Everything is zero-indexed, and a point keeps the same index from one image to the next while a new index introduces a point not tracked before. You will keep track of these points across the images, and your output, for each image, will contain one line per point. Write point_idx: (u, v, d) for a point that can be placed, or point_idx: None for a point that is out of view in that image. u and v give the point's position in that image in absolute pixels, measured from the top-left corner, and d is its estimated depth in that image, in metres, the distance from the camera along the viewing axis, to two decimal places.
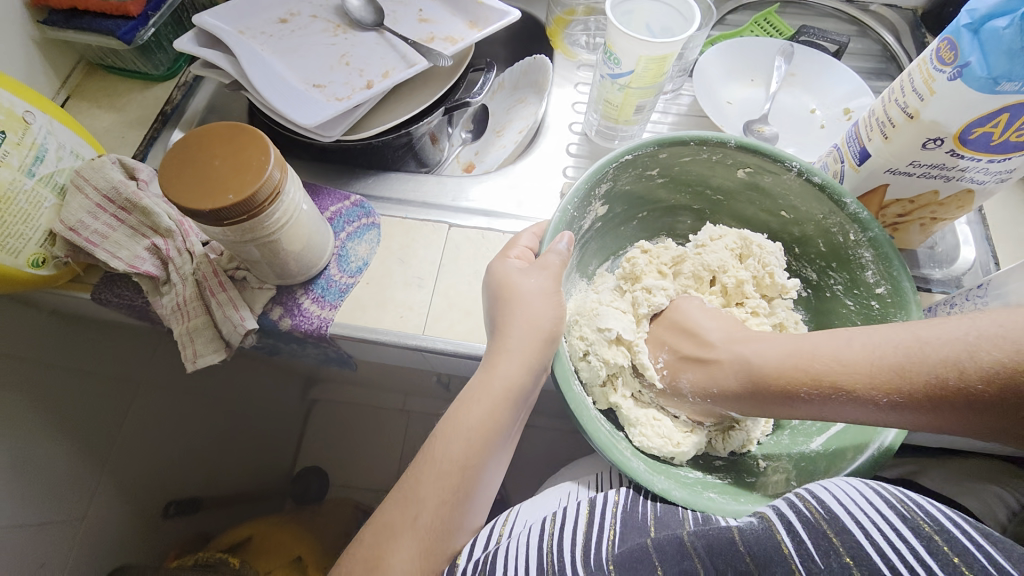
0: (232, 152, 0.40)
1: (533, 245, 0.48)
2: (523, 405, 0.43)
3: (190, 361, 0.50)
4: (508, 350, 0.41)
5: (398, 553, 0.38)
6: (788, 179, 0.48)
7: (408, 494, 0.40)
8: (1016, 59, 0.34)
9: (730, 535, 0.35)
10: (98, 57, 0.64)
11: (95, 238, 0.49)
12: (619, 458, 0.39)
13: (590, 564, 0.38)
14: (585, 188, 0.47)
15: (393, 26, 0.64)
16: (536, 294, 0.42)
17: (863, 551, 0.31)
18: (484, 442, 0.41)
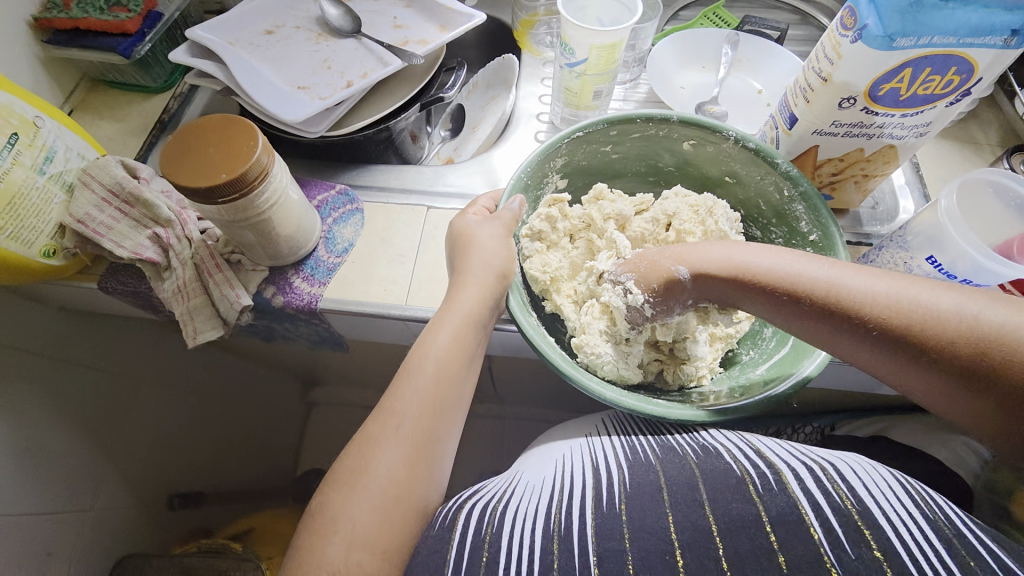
0: (225, 138, 0.45)
1: (491, 205, 0.54)
2: (484, 332, 0.48)
3: (190, 337, 0.55)
4: (468, 281, 0.47)
5: (382, 460, 0.41)
6: (729, 147, 0.53)
7: (386, 411, 0.43)
8: (907, 16, 0.39)
9: (753, 505, 0.39)
10: (100, 72, 0.70)
11: (102, 229, 0.54)
12: (573, 373, 0.43)
13: (601, 506, 0.42)
14: (538, 162, 0.53)
15: (370, 33, 0.69)
16: (490, 241, 0.49)
17: (892, 548, 0.35)
18: (454, 361, 0.45)
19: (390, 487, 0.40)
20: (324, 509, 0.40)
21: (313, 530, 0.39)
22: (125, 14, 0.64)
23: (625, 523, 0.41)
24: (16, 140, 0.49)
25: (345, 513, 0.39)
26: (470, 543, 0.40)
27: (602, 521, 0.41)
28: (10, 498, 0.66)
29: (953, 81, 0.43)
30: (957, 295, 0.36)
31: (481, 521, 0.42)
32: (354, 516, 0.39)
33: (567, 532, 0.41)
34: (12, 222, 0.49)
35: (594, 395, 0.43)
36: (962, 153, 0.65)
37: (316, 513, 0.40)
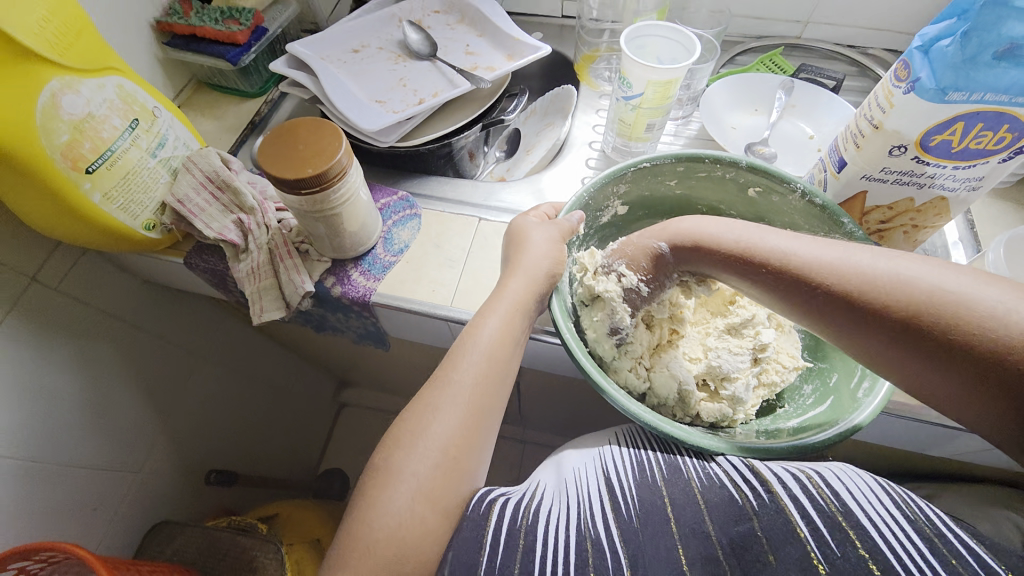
0: (314, 138, 0.51)
1: (551, 212, 0.57)
2: (531, 320, 0.51)
3: (256, 315, 0.61)
4: (517, 273, 0.50)
5: (439, 423, 0.44)
6: (794, 200, 0.55)
7: (442, 380, 0.47)
8: (959, 72, 0.40)
9: (749, 521, 0.42)
10: (207, 75, 0.79)
11: (196, 211, 0.60)
12: (600, 380, 0.45)
13: (621, 517, 0.45)
14: (603, 184, 0.56)
15: (444, 57, 0.76)
16: (541, 242, 0.52)
17: (876, 545, 0.39)
18: (503, 344, 0.48)
19: (448, 448, 0.44)
20: (390, 465, 0.43)
21: (375, 483, 0.43)
22: (237, 27, 0.73)
23: (642, 539, 0.43)
24: (136, 126, 0.57)
25: (408, 465, 0.43)
26: (505, 533, 0.43)
27: (625, 530, 0.44)
28: (74, 447, 0.73)
29: (1005, 138, 0.43)
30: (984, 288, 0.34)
31: (516, 515, 0.45)
32: (417, 471, 0.43)
33: (598, 538, 0.43)
34: (123, 195, 0.56)
35: (620, 409, 0.44)
36: (1021, 214, 0.64)
37: (379, 468, 0.44)
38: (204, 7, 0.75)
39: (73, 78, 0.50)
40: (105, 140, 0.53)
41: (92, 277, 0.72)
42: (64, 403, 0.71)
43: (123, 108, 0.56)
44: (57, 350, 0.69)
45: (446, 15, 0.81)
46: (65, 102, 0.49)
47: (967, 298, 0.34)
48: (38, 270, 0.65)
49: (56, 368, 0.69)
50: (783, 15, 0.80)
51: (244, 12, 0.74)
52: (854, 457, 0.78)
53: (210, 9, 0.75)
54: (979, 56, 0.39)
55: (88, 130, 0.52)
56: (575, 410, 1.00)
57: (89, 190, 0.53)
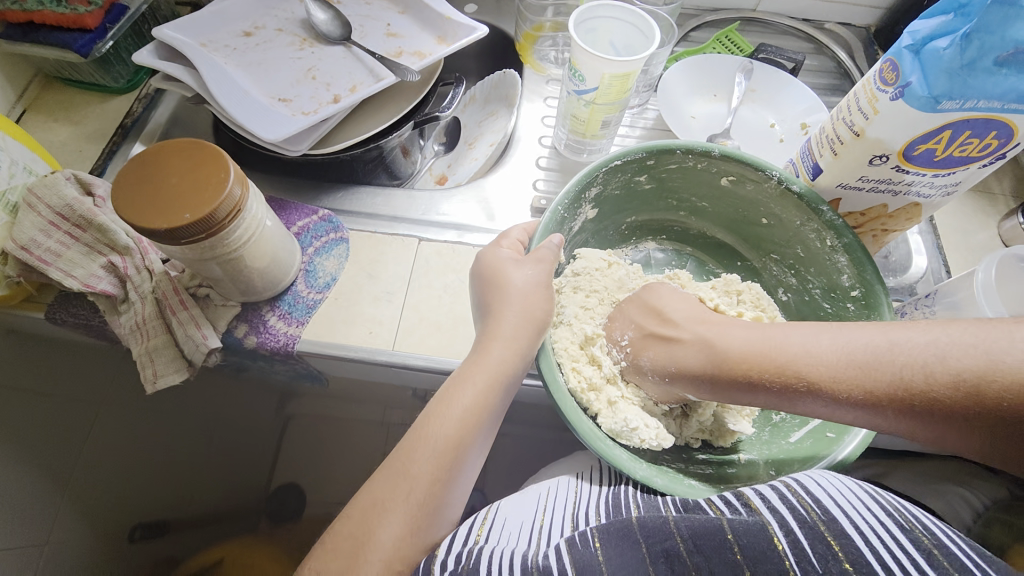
0: (191, 167, 0.39)
1: (524, 238, 0.49)
2: (513, 386, 0.44)
3: (149, 382, 0.49)
4: (500, 334, 0.42)
5: (387, 524, 0.37)
6: (769, 187, 0.50)
7: (402, 467, 0.40)
8: (956, 78, 0.35)
9: (722, 530, 0.34)
10: (55, 69, 0.62)
11: (48, 257, 0.47)
12: (601, 446, 0.39)
13: (576, 543, 0.37)
14: (576, 190, 0.49)
15: (361, 41, 0.64)
16: (524, 287, 0.44)
17: (861, 557, 0.31)
18: (475, 420, 0.41)
19: (393, 559, 0.37)
20: None
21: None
22: (85, 7, 0.57)
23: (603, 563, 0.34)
24: None
25: None
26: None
27: (575, 551, 0.36)
28: None
29: (991, 145, 0.40)
30: (918, 333, 0.34)
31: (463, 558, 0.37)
32: None
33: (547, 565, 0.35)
34: None
35: (580, 438, 0.39)
36: (976, 201, 0.63)
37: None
38: None
39: None
40: None
41: None
42: None
43: None
44: None
45: None
46: None
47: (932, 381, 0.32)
48: None
49: None
50: None
51: None
52: None
53: None
54: (979, 61, 0.34)
55: None
56: None
57: None
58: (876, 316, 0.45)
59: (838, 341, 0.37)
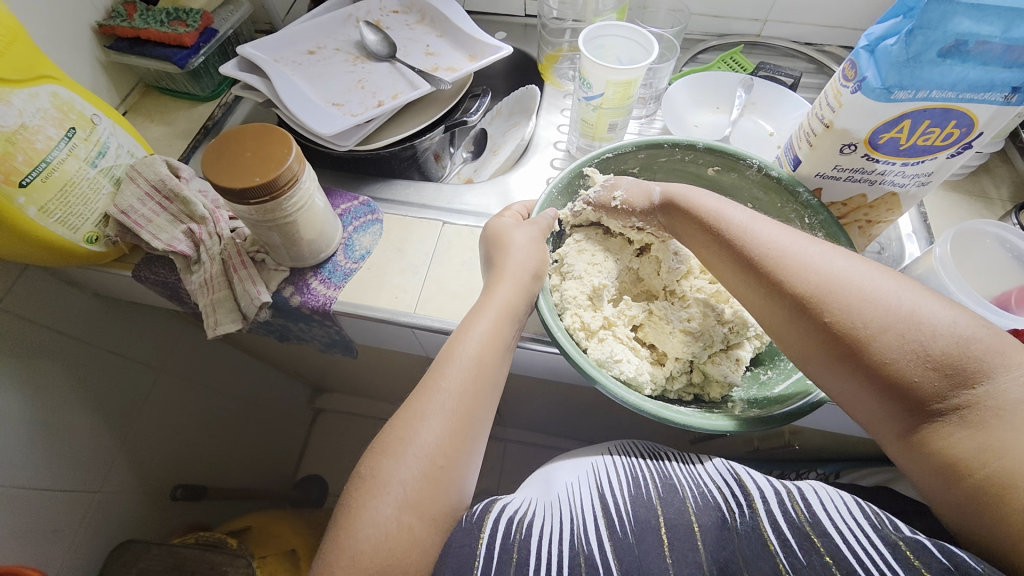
0: (262, 144, 0.49)
1: (524, 212, 0.58)
2: (520, 323, 0.50)
3: (211, 327, 0.59)
4: (506, 276, 0.49)
5: (427, 429, 0.42)
6: (752, 175, 0.56)
7: (430, 385, 0.45)
8: (904, 71, 0.41)
9: (762, 546, 0.41)
10: (155, 79, 0.76)
11: (141, 221, 0.58)
12: (602, 381, 0.45)
13: (615, 532, 0.44)
14: (568, 178, 0.56)
15: (403, 58, 0.75)
16: (525, 242, 0.51)
17: (840, 552, 0.38)
18: (493, 345, 0.47)
19: (436, 456, 0.42)
20: (373, 474, 0.41)
21: (356, 498, 0.41)
22: (184, 28, 0.70)
23: (636, 555, 0.42)
24: (73, 135, 0.54)
25: (393, 477, 0.41)
26: (498, 548, 0.42)
27: (618, 549, 0.43)
28: (26, 470, 0.69)
29: (953, 134, 0.44)
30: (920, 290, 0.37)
31: (510, 528, 0.45)
32: (403, 480, 0.41)
33: (592, 556, 0.42)
34: (62, 208, 0.53)
35: (577, 370, 0.45)
36: (972, 205, 0.66)
37: (363, 475, 0.42)
38: (149, 9, 0.72)
39: (4, 89, 0.47)
40: (41, 151, 0.50)
41: (38, 294, 0.69)
42: (13, 426, 0.67)
43: (59, 118, 0.52)
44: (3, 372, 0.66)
45: (405, 15, 0.79)
46: None
47: (904, 310, 0.36)
48: None
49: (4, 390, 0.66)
50: (742, 13, 0.81)
51: (191, 13, 0.72)
52: (821, 445, 0.80)
53: (156, 10, 0.71)
54: (923, 54, 0.39)
55: (20, 141, 0.48)
56: (554, 410, 1.00)
57: (24, 204, 0.49)
58: None
59: (845, 266, 0.40)
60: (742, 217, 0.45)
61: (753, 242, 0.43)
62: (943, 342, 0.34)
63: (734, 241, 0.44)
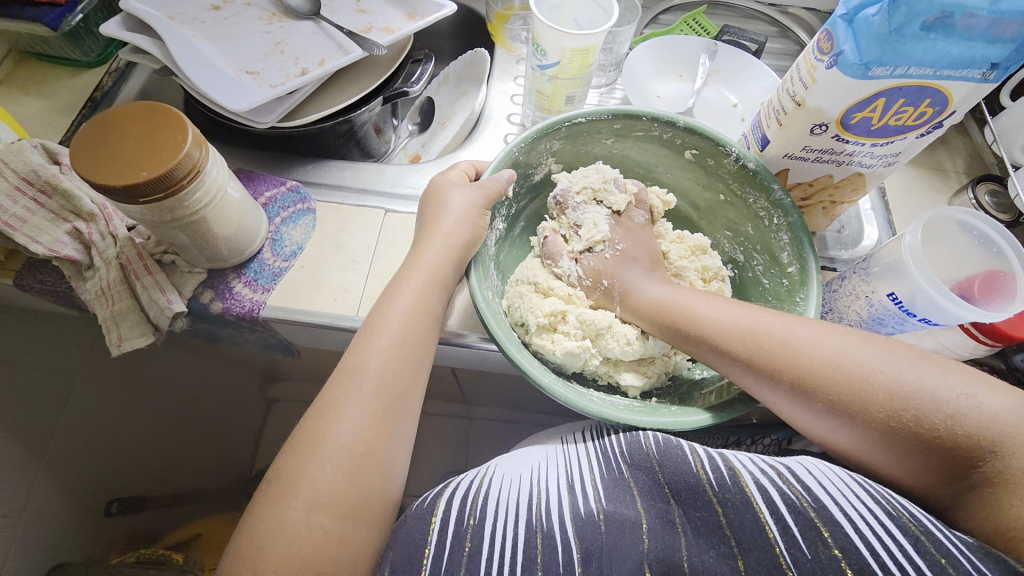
0: (148, 129, 0.40)
1: (471, 171, 0.53)
2: (449, 292, 0.47)
3: (113, 344, 0.50)
4: (433, 235, 0.47)
5: (346, 418, 0.40)
6: (729, 165, 0.52)
7: (350, 365, 0.42)
8: (884, 45, 0.37)
9: (713, 508, 0.37)
10: (28, 45, 0.63)
11: (15, 222, 0.47)
12: (522, 362, 0.42)
13: (580, 511, 0.40)
14: (533, 138, 0.51)
15: (330, 16, 0.64)
16: (462, 204, 0.48)
17: (850, 544, 0.33)
18: (420, 316, 0.44)
19: (355, 444, 0.39)
20: (284, 474, 0.38)
21: (267, 495, 0.38)
22: None
23: (603, 531, 0.38)
24: None
25: (307, 474, 0.38)
26: (452, 534, 0.39)
27: (581, 523, 0.39)
28: None
29: (926, 113, 0.42)
30: (914, 363, 0.37)
31: (463, 510, 0.41)
32: (316, 477, 0.37)
33: (550, 533, 0.39)
34: None
35: (521, 374, 0.42)
36: (928, 179, 0.66)
37: (272, 480, 0.39)
38: None
39: None
40: None
41: None
42: None
43: None
44: None
45: None
46: None
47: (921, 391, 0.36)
48: None
49: None
50: None
51: None
52: None
53: None
54: (906, 27, 0.36)
55: None
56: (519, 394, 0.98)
57: None
58: (805, 287, 0.47)
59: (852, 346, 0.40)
60: (705, 307, 0.45)
61: (755, 344, 0.42)
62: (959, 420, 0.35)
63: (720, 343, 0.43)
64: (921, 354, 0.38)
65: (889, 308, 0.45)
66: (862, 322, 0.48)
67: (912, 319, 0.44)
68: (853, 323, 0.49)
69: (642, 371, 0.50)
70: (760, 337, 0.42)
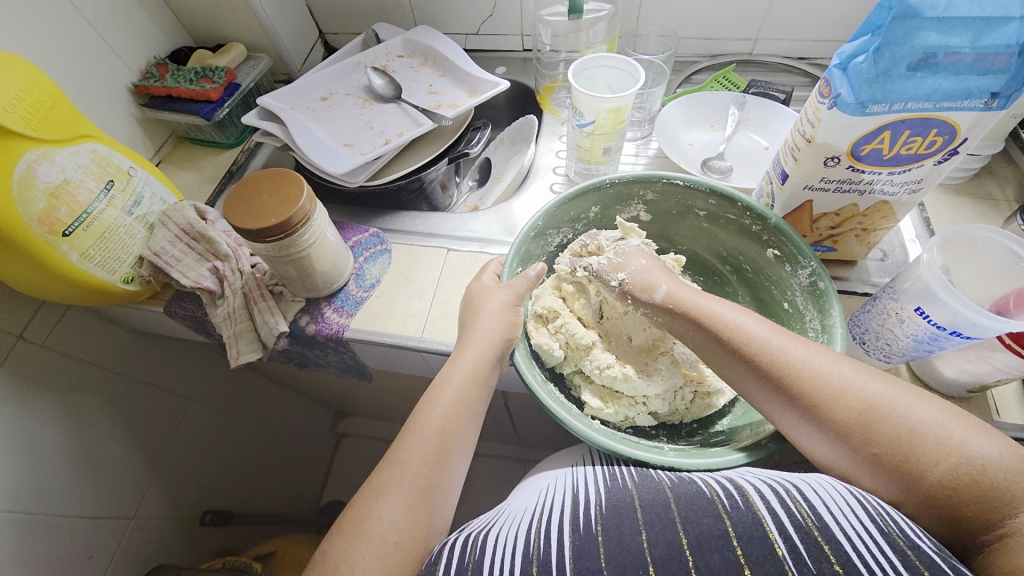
0: (276, 187, 0.54)
1: (498, 270, 0.59)
2: (489, 385, 0.52)
3: (232, 357, 0.63)
4: (472, 343, 0.51)
5: (412, 454, 0.46)
6: (745, 221, 0.57)
7: (421, 410, 0.49)
8: (875, 86, 0.42)
9: (721, 522, 0.38)
10: (185, 131, 0.83)
11: (172, 261, 0.63)
12: (565, 417, 0.47)
13: (579, 531, 0.41)
14: (587, 189, 0.59)
15: (408, 98, 0.80)
16: (496, 307, 0.53)
17: (852, 562, 0.34)
18: (479, 371, 0.50)
19: (419, 480, 0.45)
20: (370, 487, 0.46)
21: (343, 534, 0.44)
22: (210, 85, 0.77)
23: (602, 547, 0.39)
24: (112, 186, 0.60)
25: (382, 501, 0.44)
26: (456, 567, 0.40)
27: (580, 541, 0.40)
28: (65, 498, 0.73)
29: (936, 142, 0.45)
30: (924, 404, 0.39)
31: (468, 546, 0.42)
32: (393, 507, 0.44)
33: (546, 556, 0.39)
34: (100, 253, 0.58)
35: (523, 383, 0.50)
36: (976, 208, 0.65)
37: (347, 519, 0.45)
38: (179, 69, 0.79)
39: (48, 149, 0.54)
40: (82, 203, 0.56)
41: (78, 331, 0.74)
42: (53, 456, 0.72)
43: (99, 172, 0.58)
44: (45, 405, 0.71)
45: (409, 59, 0.85)
46: (41, 172, 0.52)
47: (958, 446, 0.37)
48: (23, 328, 0.67)
49: (44, 422, 0.71)
50: (732, 34, 0.83)
51: (217, 71, 0.79)
52: None
53: (185, 70, 0.79)
54: (892, 69, 0.41)
55: (63, 195, 0.54)
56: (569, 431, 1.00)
57: (66, 251, 0.55)
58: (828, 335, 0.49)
59: (866, 384, 0.41)
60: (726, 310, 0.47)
61: (767, 352, 0.44)
62: (989, 473, 0.35)
63: (734, 342, 0.45)
64: (930, 396, 0.40)
65: (920, 323, 0.46)
66: (903, 343, 0.49)
67: (944, 333, 0.45)
68: (894, 343, 0.50)
69: (603, 397, 0.55)
70: (769, 345, 0.44)
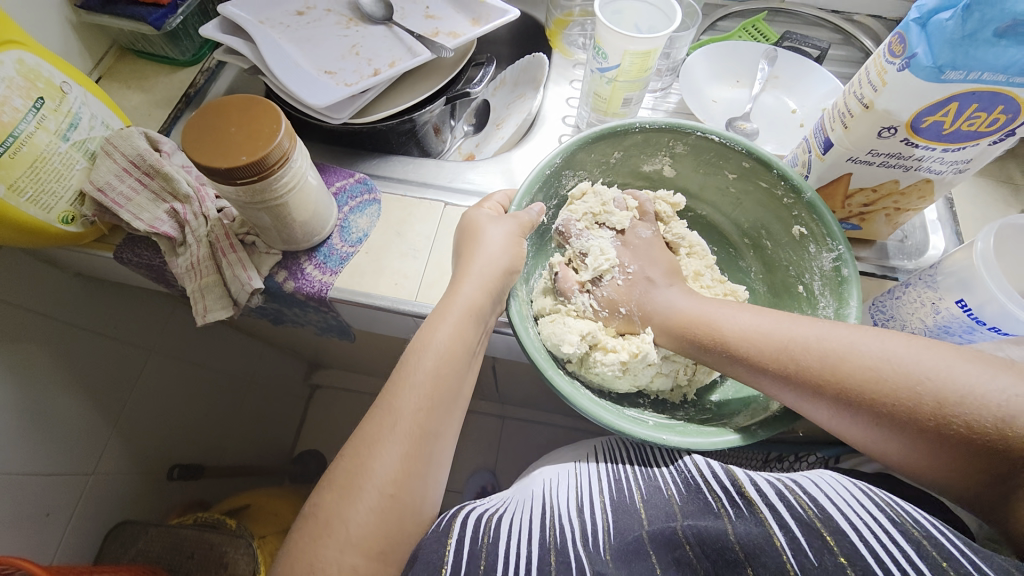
0: (249, 117, 0.45)
1: (504, 202, 0.53)
2: (485, 327, 0.47)
3: (200, 314, 0.56)
4: (471, 275, 0.46)
5: (407, 397, 0.42)
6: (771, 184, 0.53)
7: (415, 349, 0.44)
8: (958, 48, 0.37)
9: (725, 533, 0.39)
10: (129, 41, 0.70)
11: (120, 200, 0.53)
12: (550, 371, 0.44)
13: (589, 545, 0.42)
14: (610, 130, 0.53)
15: (401, 21, 0.69)
16: (498, 238, 0.48)
17: (856, 552, 0.35)
18: (481, 310, 0.46)
19: (415, 427, 0.41)
20: (357, 438, 0.41)
21: (335, 487, 0.40)
22: None
23: (609, 556, 0.41)
24: (42, 105, 0.49)
25: (374, 453, 0.40)
26: (466, 551, 0.41)
27: (590, 551, 0.42)
28: (14, 455, 0.67)
29: (998, 120, 0.40)
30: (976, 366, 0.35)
31: (477, 533, 0.44)
32: (387, 461, 0.40)
33: (563, 549, 0.42)
34: (33, 185, 0.48)
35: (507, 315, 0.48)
36: (1000, 192, 0.63)
37: (311, 514, 0.40)
38: None
39: None
40: (7, 123, 0.45)
41: (15, 275, 0.65)
42: None
43: (26, 86, 0.47)
44: None
45: None
46: None
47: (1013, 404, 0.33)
48: None
49: None
50: None
51: None
52: None
53: None
54: (979, 32, 0.35)
55: None
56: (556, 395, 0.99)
57: None
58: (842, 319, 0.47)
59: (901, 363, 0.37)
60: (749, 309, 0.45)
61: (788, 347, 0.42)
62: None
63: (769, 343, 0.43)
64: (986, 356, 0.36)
65: (958, 315, 0.44)
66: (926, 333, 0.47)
67: (980, 327, 0.43)
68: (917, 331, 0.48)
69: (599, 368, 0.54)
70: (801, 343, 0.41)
